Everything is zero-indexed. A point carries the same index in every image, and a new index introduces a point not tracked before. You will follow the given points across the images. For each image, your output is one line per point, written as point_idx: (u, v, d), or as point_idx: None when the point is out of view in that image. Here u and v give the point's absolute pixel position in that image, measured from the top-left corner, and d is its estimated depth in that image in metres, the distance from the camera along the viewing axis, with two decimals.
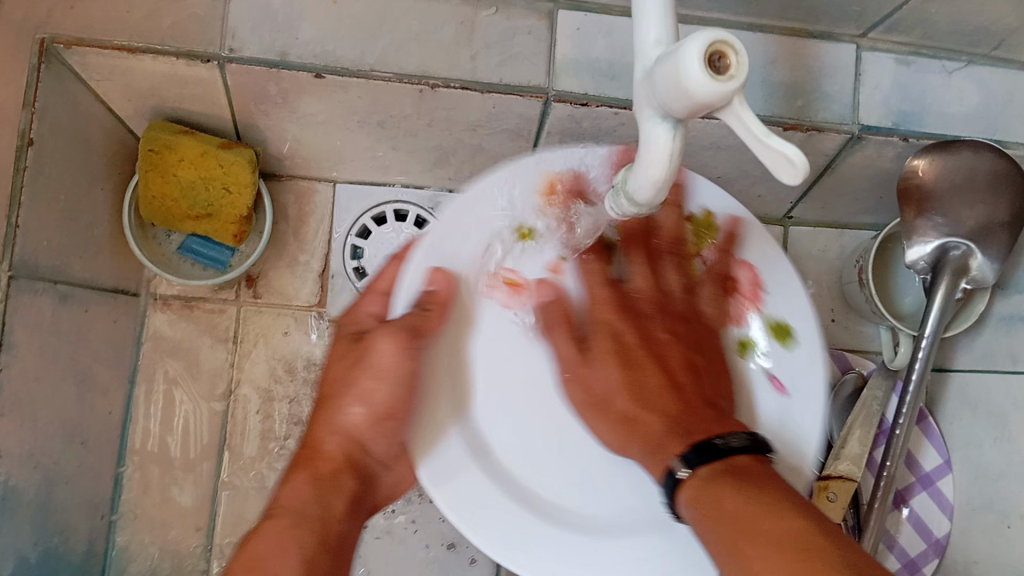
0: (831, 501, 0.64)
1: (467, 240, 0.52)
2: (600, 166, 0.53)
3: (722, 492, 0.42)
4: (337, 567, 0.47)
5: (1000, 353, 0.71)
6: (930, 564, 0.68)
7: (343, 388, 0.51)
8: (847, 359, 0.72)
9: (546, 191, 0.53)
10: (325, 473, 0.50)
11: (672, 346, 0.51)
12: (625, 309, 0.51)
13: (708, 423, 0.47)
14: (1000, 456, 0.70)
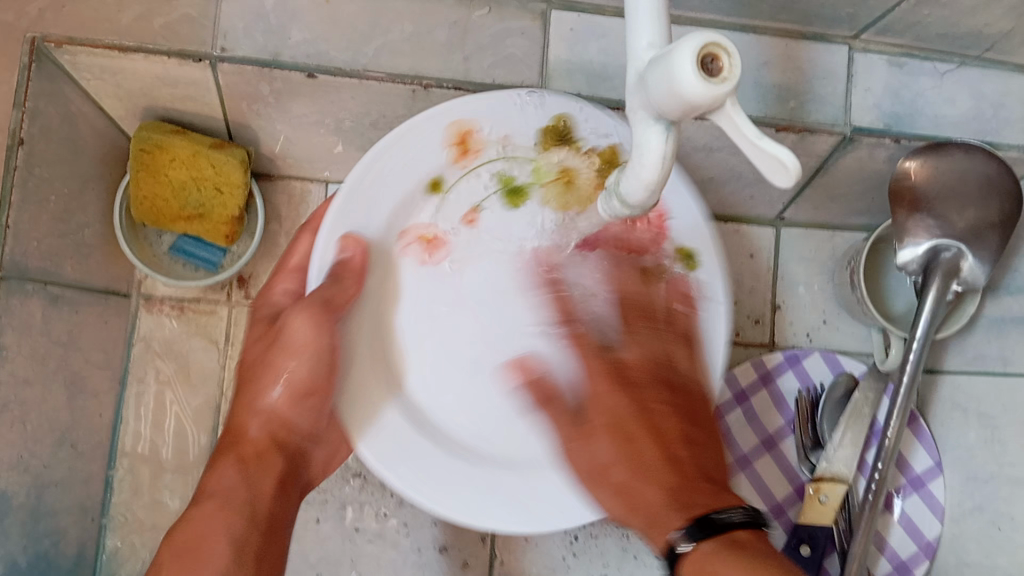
0: (821, 502, 0.66)
1: (380, 204, 0.54)
2: (505, 115, 0.54)
3: (721, 571, 0.41)
4: (267, 546, 0.51)
5: (991, 355, 0.71)
6: (920, 566, 0.69)
7: (260, 371, 0.55)
8: (839, 362, 0.72)
9: (459, 144, 0.55)
10: (250, 456, 0.53)
11: (667, 416, 0.50)
12: (619, 375, 0.51)
13: (705, 496, 0.46)
14: (989, 457, 0.70)
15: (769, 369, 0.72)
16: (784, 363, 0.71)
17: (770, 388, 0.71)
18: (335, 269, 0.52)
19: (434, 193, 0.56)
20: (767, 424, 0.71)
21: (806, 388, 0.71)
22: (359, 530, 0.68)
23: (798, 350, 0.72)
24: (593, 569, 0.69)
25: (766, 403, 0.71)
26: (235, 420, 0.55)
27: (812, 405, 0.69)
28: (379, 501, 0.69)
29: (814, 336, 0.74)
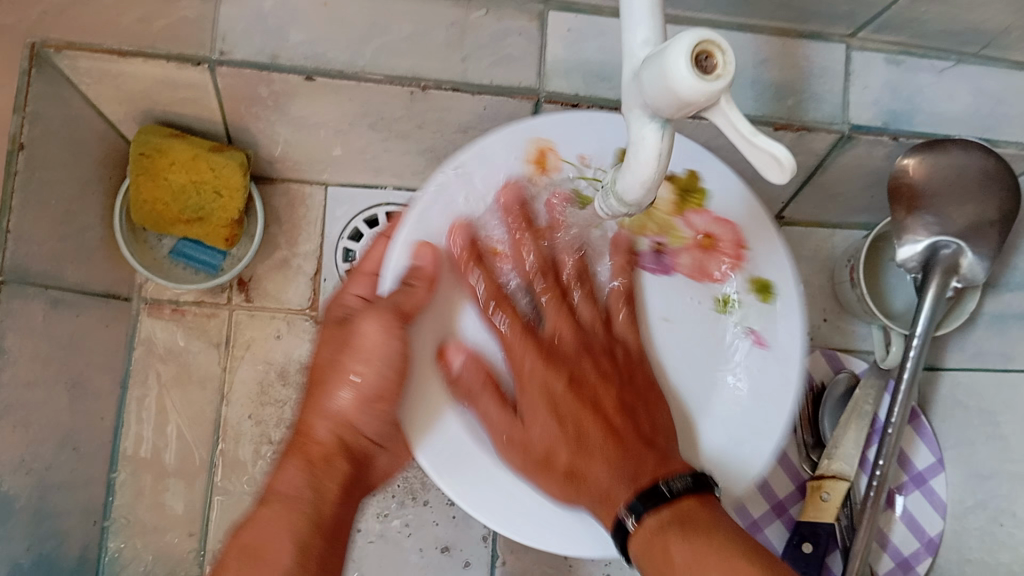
0: (825, 499, 0.65)
1: (455, 202, 0.48)
2: (582, 133, 0.50)
3: (670, 543, 0.41)
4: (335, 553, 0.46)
5: (992, 352, 0.71)
6: (923, 563, 0.69)
7: (325, 376, 0.47)
8: (840, 361, 0.72)
9: (537, 161, 0.49)
10: (319, 458, 0.46)
11: (603, 388, 0.47)
12: (543, 348, 0.47)
13: (654, 464, 0.44)
14: (991, 453, 0.69)
15: None
16: None
17: None
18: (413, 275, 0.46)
19: (514, 208, 0.49)
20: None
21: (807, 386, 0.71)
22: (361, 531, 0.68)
23: None
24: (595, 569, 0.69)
25: None
26: (301, 425, 0.47)
27: (814, 402, 0.70)
28: (381, 503, 0.69)
29: (815, 335, 0.74)
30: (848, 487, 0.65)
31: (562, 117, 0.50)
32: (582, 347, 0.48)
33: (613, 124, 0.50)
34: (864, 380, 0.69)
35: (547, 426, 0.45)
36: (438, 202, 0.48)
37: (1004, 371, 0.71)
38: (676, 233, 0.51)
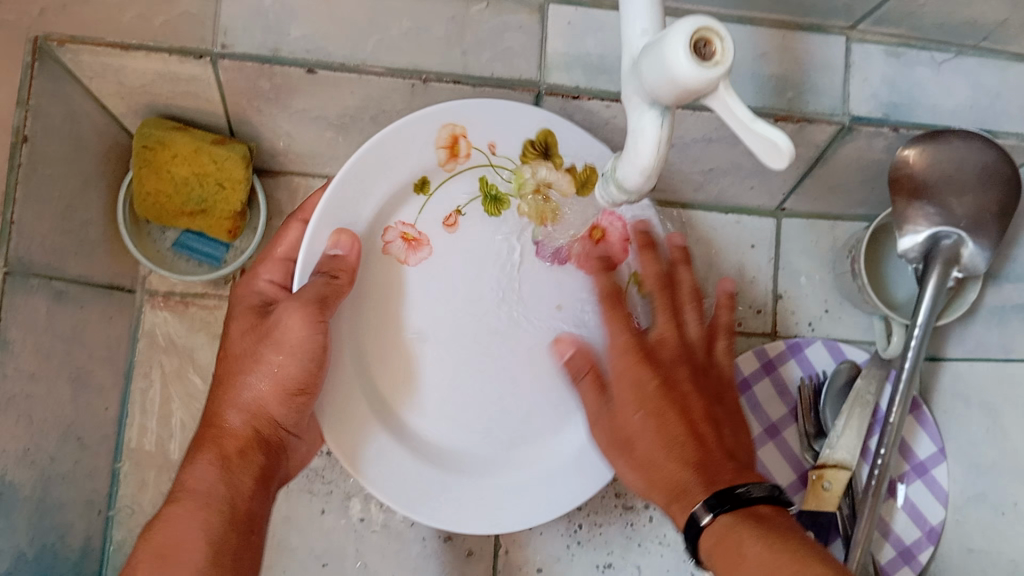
0: (826, 488, 0.66)
1: (372, 195, 0.55)
2: (494, 123, 0.56)
3: (743, 540, 0.44)
4: (246, 546, 0.50)
5: (992, 342, 0.70)
6: (924, 552, 0.69)
7: (252, 367, 0.53)
8: (842, 351, 0.72)
9: (448, 148, 0.57)
10: (231, 452, 0.52)
11: (693, 397, 0.53)
12: (646, 356, 0.54)
13: (730, 474, 0.49)
14: (992, 446, 0.69)
15: (771, 358, 0.71)
16: (786, 351, 0.71)
17: (772, 376, 0.71)
18: (327, 263, 0.53)
19: (421, 193, 0.58)
20: (770, 412, 0.71)
21: (808, 376, 0.71)
22: (363, 521, 0.69)
23: (800, 339, 0.72)
24: (597, 558, 0.70)
25: (768, 391, 0.71)
26: (221, 413, 0.53)
27: (816, 393, 0.70)
28: None
29: (816, 326, 0.74)
30: (849, 476, 0.66)
31: (491, 108, 0.56)
32: (679, 357, 0.55)
33: (526, 116, 0.56)
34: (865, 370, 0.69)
35: (653, 427, 0.52)
36: (358, 179, 0.54)
37: (1004, 361, 0.69)
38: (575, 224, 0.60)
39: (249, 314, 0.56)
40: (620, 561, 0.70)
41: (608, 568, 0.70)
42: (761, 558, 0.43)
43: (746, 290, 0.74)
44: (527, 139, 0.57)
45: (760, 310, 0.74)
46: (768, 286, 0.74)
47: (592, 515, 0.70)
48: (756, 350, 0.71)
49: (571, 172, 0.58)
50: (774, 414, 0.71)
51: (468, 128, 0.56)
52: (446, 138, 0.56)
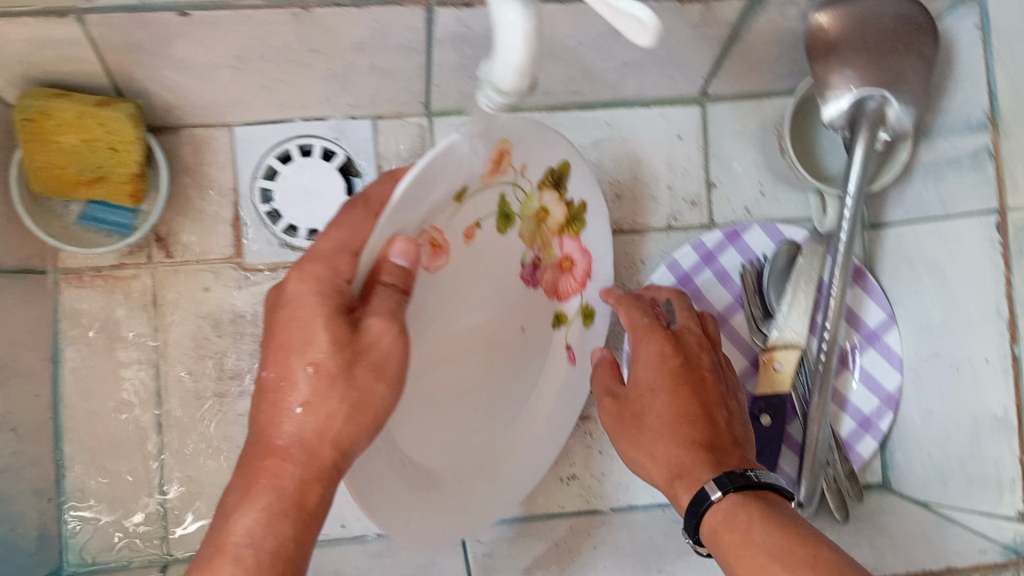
0: (777, 370, 0.67)
1: (422, 197, 0.50)
2: (534, 151, 0.57)
3: (752, 524, 0.48)
4: (305, 534, 0.46)
5: (932, 200, 0.67)
6: (885, 419, 0.70)
7: (342, 400, 0.47)
8: (780, 232, 0.70)
9: (495, 162, 0.55)
10: (279, 472, 0.46)
11: (710, 384, 0.58)
12: (671, 338, 0.60)
13: (736, 457, 0.54)
14: (939, 302, 0.66)
15: (710, 249, 0.70)
16: (723, 240, 0.70)
17: (712, 267, 0.70)
18: (396, 274, 0.49)
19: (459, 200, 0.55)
20: (714, 301, 0.70)
21: (749, 261, 0.70)
22: None
23: (738, 226, 0.70)
24: (560, 470, 0.70)
25: (709, 281, 0.70)
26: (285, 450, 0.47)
27: (758, 277, 0.69)
28: None
29: (751, 210, 0.72)
30: (799, 355, 0.66)
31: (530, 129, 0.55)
32: (702, 346, 0.60)
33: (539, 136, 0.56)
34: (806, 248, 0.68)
35: (672, 403, 0.57)
36: (435, 210, 0.54)
37: (944, 219, 0.66)
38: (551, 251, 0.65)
39: (321, 340, 0.47)
40: (583, 471, 0.71)
41: (572, 479, 0.70)
42: (768, 539, 0.46)
43: (678, 183, 0.72)
44: (551, 167, 0.60)
45: (694, 203, 0.72)
46: (700, 175, 0.72)
47: None
48: (693, 244, 0.70)
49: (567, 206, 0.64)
50: (719, 303, 0.70)
51: (514, 143, 0.55)
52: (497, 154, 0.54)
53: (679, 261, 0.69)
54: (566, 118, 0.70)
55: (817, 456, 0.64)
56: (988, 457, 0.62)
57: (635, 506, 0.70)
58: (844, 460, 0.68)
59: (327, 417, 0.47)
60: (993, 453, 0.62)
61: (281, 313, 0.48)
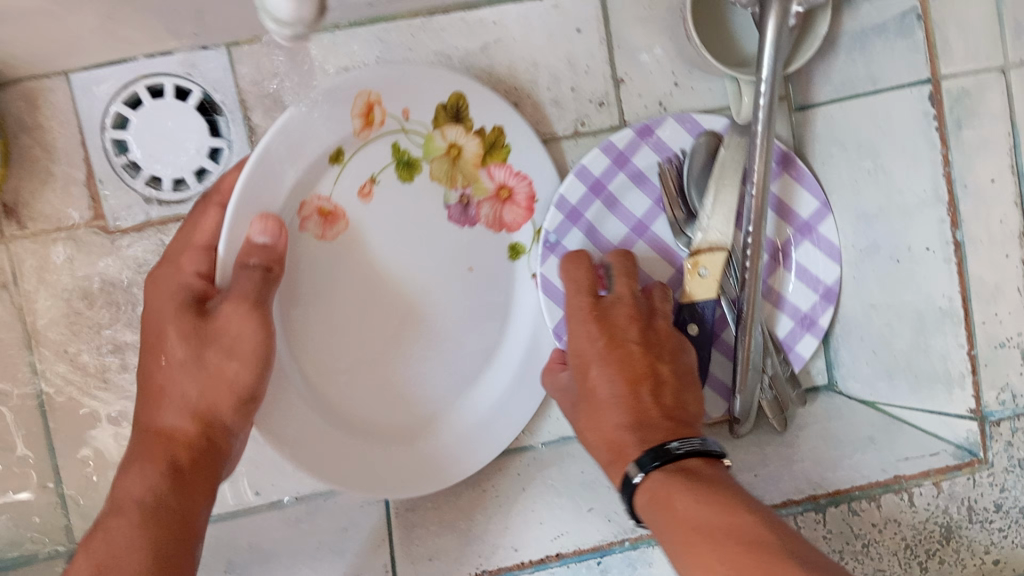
0: (702, 275, 0.60)
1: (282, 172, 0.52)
2: (410, 93, 0.56)
3: (676, 494, 0.46)
4: (182, 497, 0.48)
5: (858, 77, 0.58)
6: (826, 315, 0.62)
7: (200, 379, 0.50)
8: (697, 123, 0.62)
9: (365, 116, 0.55)
10: (154, 445, 0.50)
11: (643, 358, 0.55)
12: (603, 316, 0.57)
13: (662, 433, 0.51)
14: (876, 190, 0.59)
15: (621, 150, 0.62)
16: (635, 139, 0.62)
17: (626, 169, 0.63)
18: (258, 253, 0.50)
19: (337, 162, 0.55)
20: (632, 208, 0.64)
21: (666, 159, 0.62)
22: None
23: (651, 121, 0.62)
24: None
25: (623, 184, 0.63)
26: (157, 433, 0.50)
27: (678, 176, 0.62)
28: None
29: (667, 105, 0.65)
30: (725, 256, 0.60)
31: (394, 75, 0.54)
32: (632, 315, 0.57)
33: (409, 79, 0.54)
34: (727, 139, 0.60)
35: (606, 379, 0.55)
36: (313, 170, 0.55)
37: (873, 95, 0.58)
38: (479, 185, 0.60)
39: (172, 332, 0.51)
40: None
41: None
42: (690, 510, 0.44)
43: (583, 83, 0.64)
44: (440, 103, 0.57)
45: (603, 104, 0.64)
46: (606, 72, 0.64)
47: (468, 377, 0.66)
48: (602, 146, 0.61)
49: (480, 135, 0.59)
50: (638, 209, 0.64)
51: (383, 93, 0.54)
52: (359, 105, 0.54)
53: (589, 168, 0.61)
54: (448, 21, 0.61)
55: (753, 367, 0.58)
56: (931, 349, 0.57)
57: (569, 438, 0.64)
58: (785, 363, 0.62)
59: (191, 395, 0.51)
60: (939, 347, 0.57)
61: (149, 314, 0.53)
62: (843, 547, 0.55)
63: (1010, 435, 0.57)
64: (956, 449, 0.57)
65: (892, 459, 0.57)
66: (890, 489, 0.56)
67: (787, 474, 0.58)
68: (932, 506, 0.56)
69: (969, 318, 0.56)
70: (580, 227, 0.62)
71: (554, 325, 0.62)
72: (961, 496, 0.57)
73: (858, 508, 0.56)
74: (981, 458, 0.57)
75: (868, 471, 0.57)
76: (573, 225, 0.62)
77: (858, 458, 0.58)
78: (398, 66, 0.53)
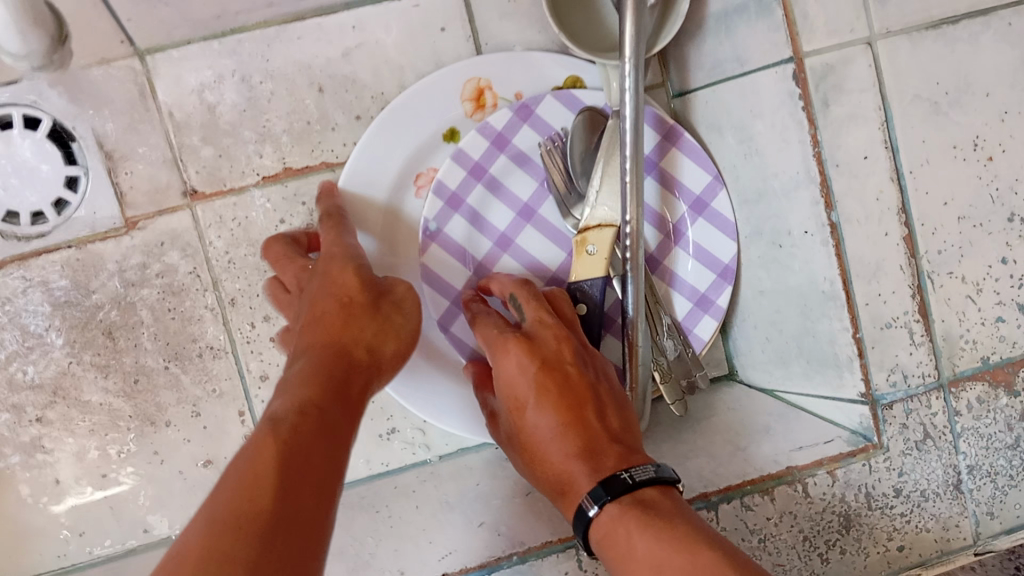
0: (591, 254, 0.57)
1: (396, 150, 0.58)
2: (518, 73, 0.60)
3: (633, 531, 0.43)
4: (346, 416, 0.44)
5: (727, 58, 0.57)
6: (723, 295, 0.61)
7: (378, 323, 0.51)
8: (577, 99, 0.60)
9: (475, 100, 0.60)
10: (332, 370, 0.46)
11: (576, 379, 0.53)
12: (527, 340, 0.53)
13: (614, 458, 0.48)
14: (754, 170, 0.57)
15: (501, 132, 0.59)
16: (514, 118, 0.59)
17: (506, 151, 0.59)
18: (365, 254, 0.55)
19: (451, 141, 0.60)
20: (517, 191, 0.60)
21: (547, 138, 0.59)
22: (108, 476, 0.58)
23: (529, 100, 0.59)
24: (379, 427, 0.63)
25: (505, 166, 0.60)
26: (335, 355, 0.48)
27: (563, 157, 0.58)
28: (119, 439, 0.59)
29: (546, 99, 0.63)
30: (614, 234, 0.56)
31: (507, 59, 0.59)
32: (562, 337, 0.54)
33: (524, 60, 0.59)
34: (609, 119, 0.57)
35: (546, 413, 0.51)
36: (426, 147, 0.59)
37: (742, 76, 0.56)
38: None
39: (359, 276, 0.52)
40: (403, 423, 0.63)
41: (393, 433, 0.63)
42: (647, 546, 0.42)
43: None
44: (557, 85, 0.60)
45: None
46: None
47: None
48: (479, 128, 0.58)
49: None
50: (525, 192, 0.60)
51: (493, 79, 0.59)
52: (470, 89, 0.59)
53: (466, 151, 0.58)
54: (305, 29, 0.59)
55: (642, 362, 0.55)
56: (821, 332, 0.55)
57: (465, 448, 0.63)
58: (685, 344, 0.59)
59: (363, 330, 0.50)
60: (826, 330, 0.55)
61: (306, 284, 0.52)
62: (736, 543, 0.53)
63: (904, 417, 0.54)
64: (850, 434, 0.55)
65: (786, 449, 0.56)
66: (783, 481, 0.54)
67: (680, 470, 0.56)
68: (828, 496, 0.54)
69: (851, 299, 0.53)
70: (462, 215, 0.59)
71: (438, 316, 0.59)
72: (859, 484, 0.54)
73: (751, 503, 0.53)
74: (876, 444, 0.54)
75: (761, 463, 0.55)
76: (454, 213, 0.59)
77: (753, 451, 0.56)
78: (511, 53, 0.59)
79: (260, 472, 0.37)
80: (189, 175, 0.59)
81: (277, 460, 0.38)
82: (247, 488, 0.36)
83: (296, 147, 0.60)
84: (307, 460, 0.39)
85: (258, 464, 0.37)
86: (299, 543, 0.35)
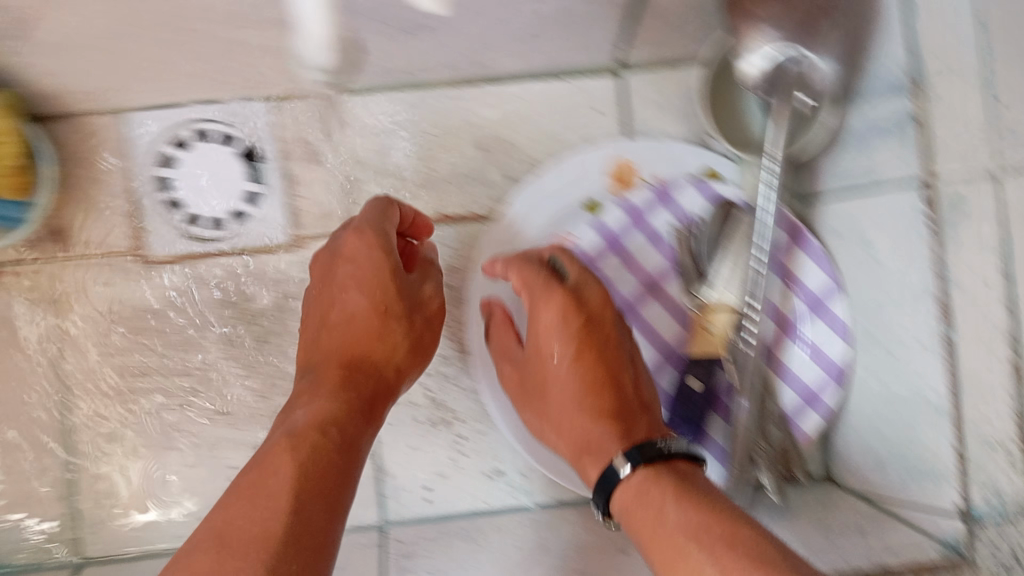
0: (710, 333, 0.60)
1: (542, 213, 0.64)
2: (659, 159, 0.65)
3: (665, 505, 0.45)
4: (357, 422, 0.50)
5: (860, 172, 0.61)
6: (830, 394, 0.63)
7: (402, 335, 0.56)
8: (713, 190, 0.64)
9: (618, 177, 0.65)
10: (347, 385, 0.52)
11: (612, 347, 0.57)
12: (573, 299, 0.57)
13: (644, 427, 0.53)
14: (870, 277, 0.61)
15: (639, 208, 0.65)
16: (652, 199, 0.65)
17: (641, 227, 0.65)
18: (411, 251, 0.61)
19: (591, 212, 0.64)
20: (646, 265, 0.65)
21: (680, 221, 0.64)
22: (234, 468, 0.63)
23: (669, 186, 0.65)
24: (485, 465, 0.64)
25: (640, 241, 0.65)
26: (356, 373, 0.54)
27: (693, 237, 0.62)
28: (250, 435, 0.63)
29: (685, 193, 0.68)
30: (733, 320, 0.59)
31: (650, 146, 0.65)
32: (604, 304, 0.58)
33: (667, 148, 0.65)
34: (743, 213, 0.61)
35: (579, 372, 0.56)
36: (568, 216, 0.65)
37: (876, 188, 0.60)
38: None
39: (392, 286, 0.57)
40: (511, 466, 0.64)
41: (500, 474, 0.64)
42: (681, 519, 0.43)
43: None
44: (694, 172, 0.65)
45: None
46: None
47: (474, 422, 0.65)
48: (620, 202, 0.65)
49: None
50: (656, 267, 0.64)
51: (636, 161, 0.65)
52: (613, 167, 0.65)
53: (606, 223, 0.65)
54: (476, 95, 0.66)
55: (744, 436, 0.58)
56: (922, 442, 0.57)
57: (564, 501, 0.64)
58: (784, 431, 0.62)
59: (381, 348, 0.55)
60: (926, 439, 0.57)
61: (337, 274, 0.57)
62: None
63: (995, 537, 0.52)
64: (940, 545, 0.55)
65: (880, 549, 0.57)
66: None
67: None
68: None
69: (960, 416, 0.55)
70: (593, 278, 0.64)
71: None
72: None
73: None
74: (967, 559, 0.53)
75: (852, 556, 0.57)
76: None
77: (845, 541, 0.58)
78: (656, 141, 0.65)
79: (274, 490, 0.43)
80: (356, 206, 0.65)
81: (290, 484, 0.43)
82: (263, 508, 0.41)
83: (453, 196, 0.66)
84: (320, 479, 0.45)
85: (270, 484, 0.43)
86: (315, 558, 0.41)
